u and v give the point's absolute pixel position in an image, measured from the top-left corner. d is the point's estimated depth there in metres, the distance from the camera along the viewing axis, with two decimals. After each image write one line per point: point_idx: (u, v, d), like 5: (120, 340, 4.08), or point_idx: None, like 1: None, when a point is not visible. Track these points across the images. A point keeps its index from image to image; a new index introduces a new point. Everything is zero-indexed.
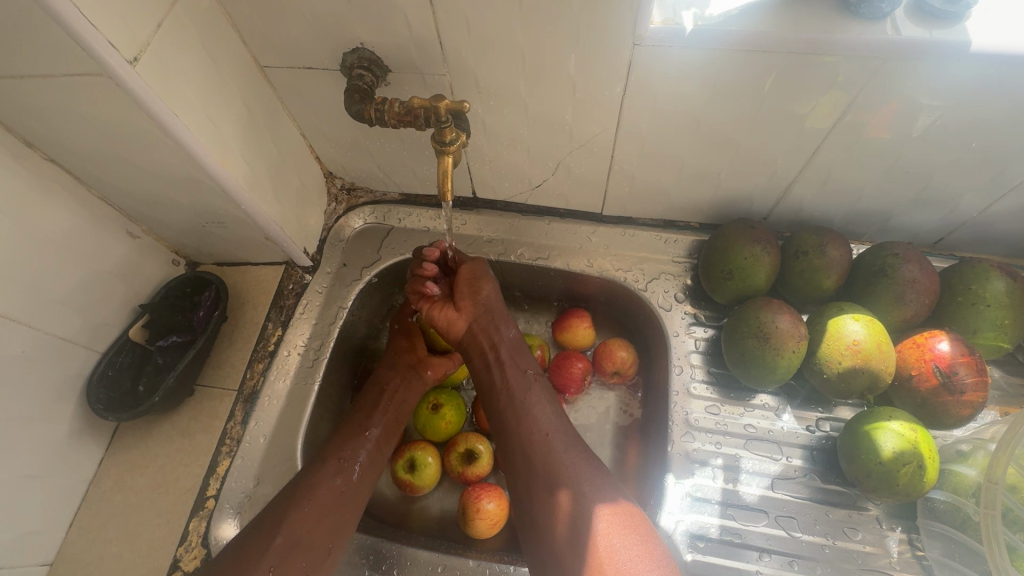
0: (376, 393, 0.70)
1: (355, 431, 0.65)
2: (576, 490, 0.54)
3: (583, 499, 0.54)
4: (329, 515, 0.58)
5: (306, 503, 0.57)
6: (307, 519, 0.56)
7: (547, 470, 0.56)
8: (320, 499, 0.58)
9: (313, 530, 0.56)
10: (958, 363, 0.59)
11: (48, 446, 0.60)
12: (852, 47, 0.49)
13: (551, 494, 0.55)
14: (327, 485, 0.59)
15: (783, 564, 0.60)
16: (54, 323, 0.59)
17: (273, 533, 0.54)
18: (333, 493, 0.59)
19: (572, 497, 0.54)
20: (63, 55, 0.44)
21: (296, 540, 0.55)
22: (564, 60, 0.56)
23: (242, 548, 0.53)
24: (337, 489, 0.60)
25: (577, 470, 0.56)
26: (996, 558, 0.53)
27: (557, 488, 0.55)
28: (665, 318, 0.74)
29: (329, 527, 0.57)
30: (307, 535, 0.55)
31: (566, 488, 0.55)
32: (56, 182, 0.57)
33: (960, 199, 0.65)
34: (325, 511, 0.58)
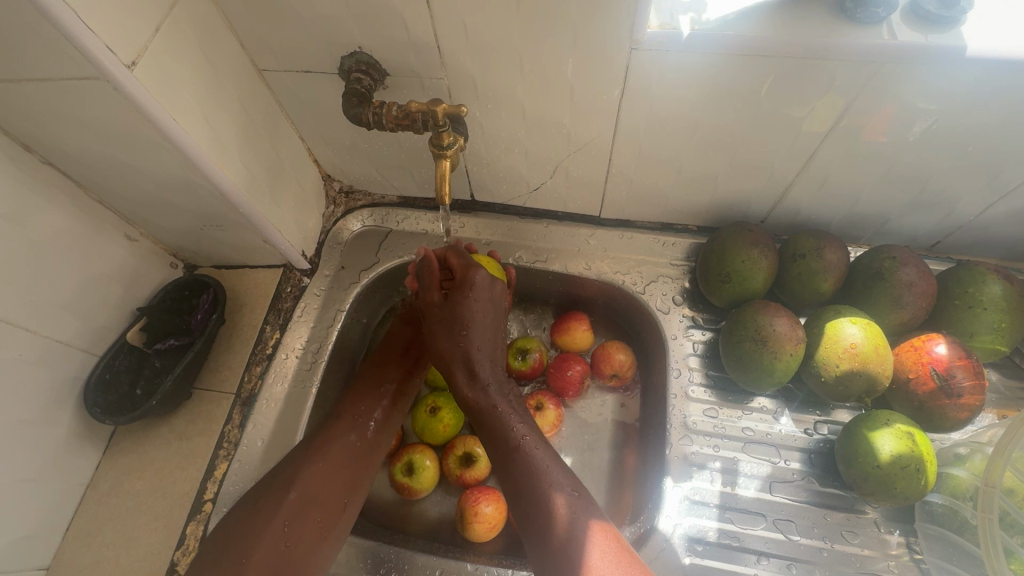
0: (386, 349, 0.71)
1: (369, 388, 0.67)
2: (572, 496, 0.54)
3: (580, 506, 0.54)
4: (345, 470, 0.60)
5: (320, 460, 0.59)
6: (319, 476, 0.58)
7: (539, 486, 0.55)
8: (335, 458, 0.60)
9: (327, 488, 0.59)
10: (956, 366, 0.59)
11: (45, 450, 0.60)
12: (849, 51, 0.50)
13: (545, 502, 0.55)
14: (340, 441, 0.61)
15: (780, 567, 0.60)
16: (51, 326, 0.59)
17: (285, 491, 0.56)
18: (348, 449, 0.62)
19: (569, 504, 0.54)
20: (60, 59, 0.44)
21: (310, 496, 0.57)
22: (562, 64, 0.56)
23: (257, 501, 0.56)
24: (351, 445, 0.62)
25: (573, 486, 0.56)
26: (993, 561, 0.53)
27: (553, 492, 0.55)
28: (663, 321, 0.74)
29: (343, 483, 0.60)
30: (317, 491, 0.58)
31: (563, 494, 0.54)
32: (53, 185, 0.57)
33: (957, 202, 0.65)
34: (338, 469, 0.60)
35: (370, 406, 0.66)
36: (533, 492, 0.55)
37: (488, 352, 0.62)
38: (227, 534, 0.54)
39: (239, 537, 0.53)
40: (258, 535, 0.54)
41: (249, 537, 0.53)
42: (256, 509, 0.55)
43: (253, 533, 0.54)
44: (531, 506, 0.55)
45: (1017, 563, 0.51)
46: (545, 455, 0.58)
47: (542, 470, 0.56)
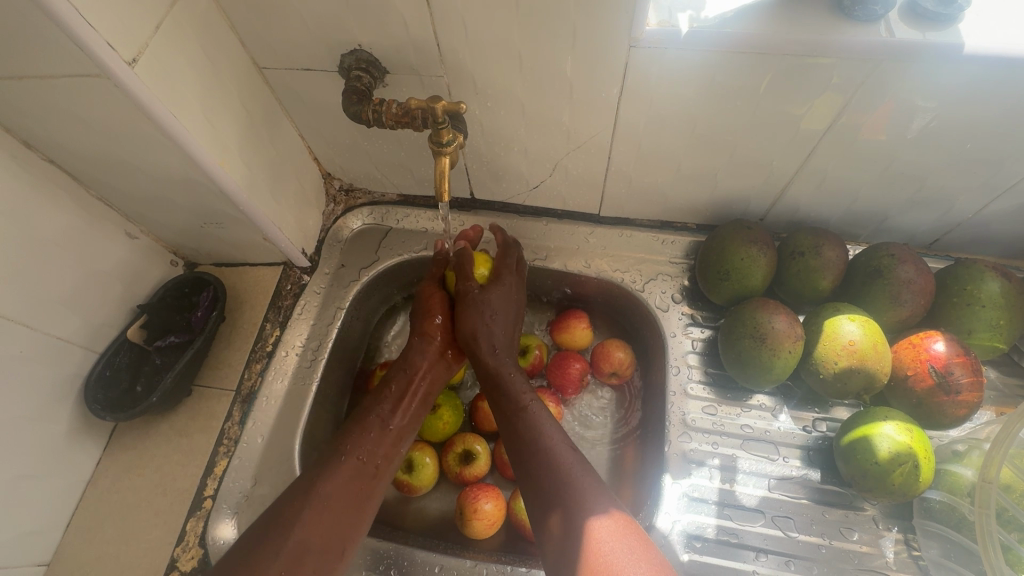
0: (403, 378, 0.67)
1: (377, 421, 0.63)
2: (568, 510, 0.53)
3: (576, 517, 0.52)
4: (347, 517, 0.56)
5: (320, 505, 0.54)
6: (319, 521, 0.54)
7: (551, 488, 0.55)
8: (334, 502, 0.55)
9: (325, 536, 0.54)
10: (953, 363, 0.60)
11: (46, 447, 0.60)
12: (847, 49, 0.50)
13: (547, 516, 0.54)
14: (343, 481, 0.57)
15: (779, 564, 0.60)
16: (52, 323, 0.60)
17: (282, 536, 0.52)
18: (349, 492, 0.57)
19: (564, 520, 0.53)
20: (61, 57, 0.44)
21: (308, 546, 0.52)
22: (561, 62, 0.56)
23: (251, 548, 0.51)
24: (354, 486, 0.57)
25: (581, 491, 0.54)
26: (990, 556, 0.53)
27: (552, 509, 0.54)
28: (662, 319, 0.74)
29: (341, 533, 0.55)
30: (316, 543, 0.53)
31: (560, 510, 0.53)
32: (54, 183, 0.58)
33: (955, 200, 0.65)
34: (338, 514, 0.55)
35: (372, 444, 0.61)
36: (547, 489, 0.55)
37: (508, 335, 0.68)
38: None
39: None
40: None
41: None
42: (251, 554, 0.50)
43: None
44: (538, 474, 0.57)
45: (1014, 558, 0.51)
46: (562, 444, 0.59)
47: (557, 458, 0.57)
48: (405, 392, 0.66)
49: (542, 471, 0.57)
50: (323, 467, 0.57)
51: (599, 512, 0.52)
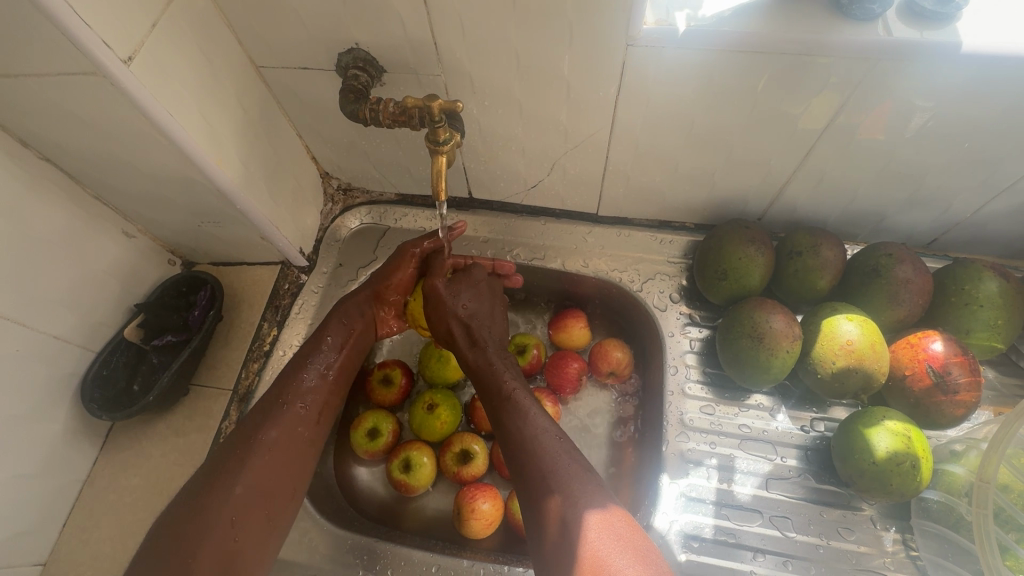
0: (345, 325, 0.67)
1: (314, 369, 0.63)
2: (568, 495, 0.52)
3: (575, 501, 0.52)
4: (292, 462, 0.58)
5: (265, 453, 0.56)
6: (265, 468, 0.56)
7: (548, 474, 0.54)
8: (277, 447, 0.57)
9: (272, 481, 0.56)
10: (951, 363, 0.59)
11: (43, 446, 0.60)
12: (844, 49, 0.50)
13: (545, 499, 0.53)
14: (287, 429, 0.59)
15: (777, 564, 0.60)
16: (48, 322, 0.59)
17: (230, 485, 0.54)
18: (294, 440, 0.59)
19: (564, 503, 0.52)
20: (57, 55, 0.44)
21: (256, 492, 0.54)
22: (558, 61, 0.56)
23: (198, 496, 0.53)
24: (292, 432, 0.59)
25: (569, 469, 0.54)
26: (988, 556, 0.53)
27: (550, 493, 0.53)
28: (660, 319, 0.74)
29: (290, 475, 0.58)
30: (264, 487, 0.55)
31: (559, 494, 0.53)
32: (51, 181, 0.58)
33: (954, 199, 0.65)
34: (285, 458, 0.57)
35: (316, 394, 0.62)
36: (544, 476, 0.54)
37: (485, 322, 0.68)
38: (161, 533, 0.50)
39: (181, 538, 0.50)
40: (204, 533, 0.50)
41: (188, 540, 0.50)
42: (199, 498, 0.53)
43: (194, 537, 0.50)
44: (525, 460, 0.56)
45: (1012, 559, 0.51)
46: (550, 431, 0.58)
47: (548, 444, 0.57)
48: (345, 341, 0.66)
49: (535, 458, 0.56)
50: (266, 416, 0.58)
51: (596, 504, 0.51)
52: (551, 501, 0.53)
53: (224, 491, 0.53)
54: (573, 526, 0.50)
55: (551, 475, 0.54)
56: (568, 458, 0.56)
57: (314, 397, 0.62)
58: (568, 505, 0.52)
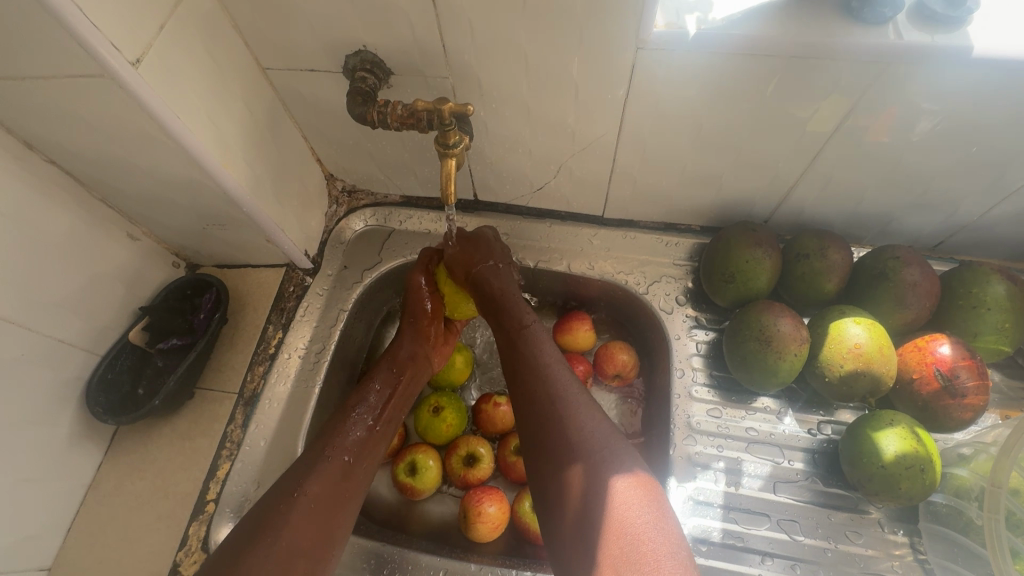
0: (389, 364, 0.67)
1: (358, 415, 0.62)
2: (590, 463, 0.50)
3: (597, 470, 0.50)
4: (334, 515, 0.54)
5: (308, 504, 0.53)
6: (306, 523, 0.52)
7: (569, 441, 0.52)
8: (320, 501, 0.54)
9: (314, 534, 0.52)
10: (960, 366, 0.59)
11: (47, 450, 0.59)
12: (854, 51, 0.50)
13: (564, 468, 0.51)
14: (329, 481, 0.55)
15: (785, 567, 0.60)
16: (53, 325, 0.59)
17: (271, 539, 0.49)
18: (337, 491, 0.55)
19: (586, 473, 0.50)
20: (65, 57, 0.43)
21: (297, 545, 0.50)
22: (566, 63, 0.56)
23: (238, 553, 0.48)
24: (336, 485, 0.56)
25: (594, 445, 0.51)
26: (999, 561, 0.53)
27: (571, 461, 0.51)
28: (667, 321, 0.74)
29: (332, 530, 0.53)
30: (307, 541, 0.51)
31: (581, 463, 0.51)
32: (56, 183, 0.57)
33: (960, 203, 0.65)
34: (327, 511, 0.54)
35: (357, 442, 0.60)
36: (564, 443, 0.52)
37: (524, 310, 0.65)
38: None
39: None
40: None
41: None
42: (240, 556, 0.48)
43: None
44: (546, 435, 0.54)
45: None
46: (575, 399, 0.55)
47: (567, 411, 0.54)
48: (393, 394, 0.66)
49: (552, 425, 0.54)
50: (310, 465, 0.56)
51: (620, 472, 0.49)
52: (569, 473, 0.51)
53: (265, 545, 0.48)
54: (596, 497, 0.48)
55: (563, 448, 0.52)
56: (594, 430, 0.52)
57: (358, 449, 0.59)
58: (589, 477, 0.49)
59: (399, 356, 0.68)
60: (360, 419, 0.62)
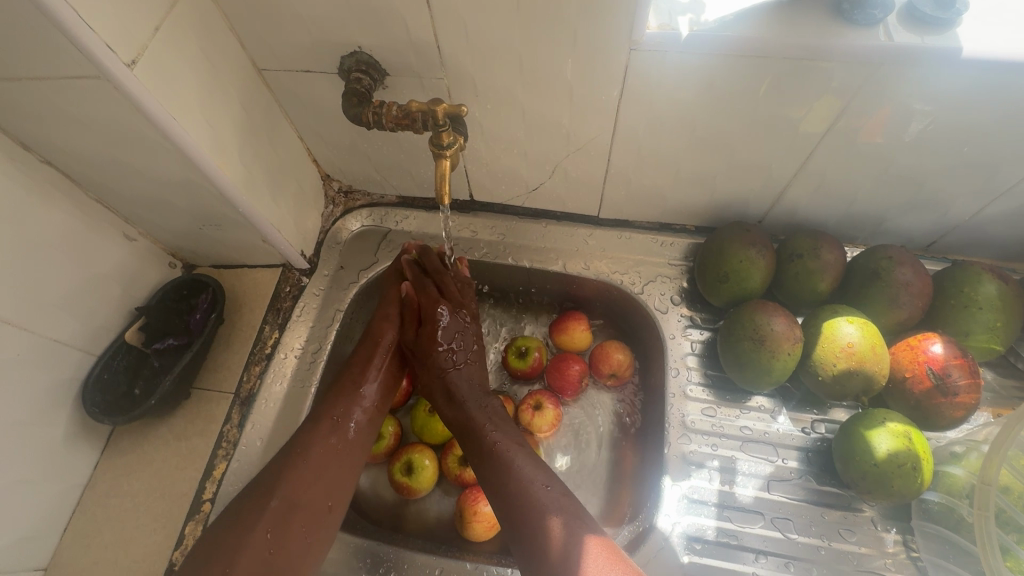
0: (371, 345, 0.69)
1: (348, 386, 0.66)
2: (567, 517, 0.54)
3: (575, 527, 0.54)
4: (329, 474, 0.60)
5: (302, 467, 0.59)
6: (302, 483, 0.58)
7: (543, 498, 0.56)
8: (314, 463, 0.59)
9: (311, 492, 0.58)
10: (951, 365, 0.60)
11: (44, 450, 0.60)
12: (846, 54, 0.50)
13: (542, 521, 0.55)
14: (321, 445, 0.60)
15: (779, 565, 0.60)
16: (50, 326, 0.59)
17: (267, 499, 0.56)
18: (329, 452, 0.61)
19: (564, 525, 0.54)
20: (61, 59, 0.44)
21: (292, 502, 0.57)
22: (561, 64, 0.56)
23: (240, 512, 0.56)
24: (328, 447, 0.61)
25: (566, 500, 0.56)
26: (989, 558, 0.53)
27: (548, 514, 0.55)
28: (662, 321, 0.75)
29: (327, 487, 0.59)
30: (303, 499, 0.57)
31: (559, 515, 0.55)
32: (52, 184, 0.57)
33: (952, 203, 0.65)
34: (322, 471, 0.59)
35: (347, 408, 0.64)
36: (536, 503, 0.56)
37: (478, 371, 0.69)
38: (204, 548, 0.54)
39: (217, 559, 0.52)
40: (242, 543, 0.53)
41: (227, 552, 0.53)
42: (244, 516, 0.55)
43: (233, 546, 0.53)
44: (513, 496, 0.57)
45: (1012, 560, 0.51)
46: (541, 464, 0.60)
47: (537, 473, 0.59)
48: (374, 357, 0.69)
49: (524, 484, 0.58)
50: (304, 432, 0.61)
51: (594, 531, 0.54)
52: (549, 524, 0.54)
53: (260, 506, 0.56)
54: (576, 551, 0.52)
55: (538, 505, 0.56)
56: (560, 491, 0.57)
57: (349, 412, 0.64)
58: (568, 529, 0.53)
59: (384, 341, 0.70)
60: (349, 387, 0.66)
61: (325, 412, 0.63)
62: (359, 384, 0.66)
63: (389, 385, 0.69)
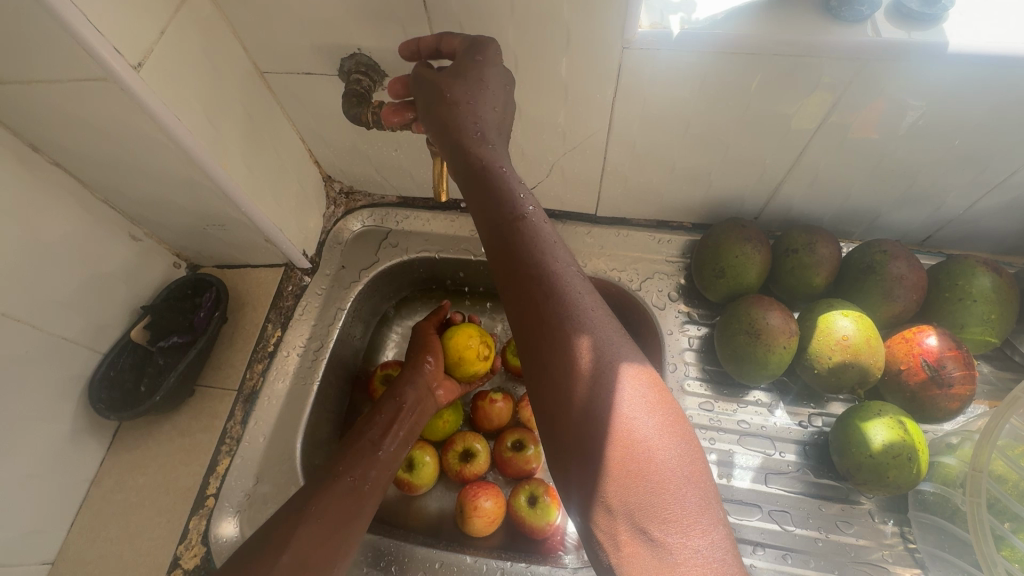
0: (393, 405, 0.69)
1: (365, 445, 0.64)
2: (602, 341, 0.43)
3: (608, 346, 0.43)
4: (337, 534, 0.55)
5: (314, 519, 0.55)
6: (313, 538, 0.53)
7: (569, 307, 0.44)
8: (326, 517, 0.55)
9: (320, 548, 0.53)
10: (946, 357, 0.60)
11: (51, 445, 0.61)
12: (835, 50, 0.51)
13: (567, 339, 0.43)
14: (334, 501, 0.57)
15: (776, 557, 0.61)
16: (58, 323, 0.60)
17: (279, 551, 0.51)
18: (342, 509, 0.57)
19: (595, 346, 0.42)
20: (70, 61, 0.45)
21: (303, 561, 0.52)
22: (556, 63, 0.57)
23: (253, 552, 0.51)
24: (342, 505, 0.58)
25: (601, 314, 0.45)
26: (982, 542, 0.54)
27: (577, 331, 0.43)
28: (659, 317, 0.75)
29: (334, 547, 0.55)
30: (313, 554, 0.53)
31: (590, 336, 0.43)
32: (61, 185, 0.59)
33: (946, 197, 0.66)
34: (332, 527, 0.55)
35: (365, 467, 0.62)
36: (553, 294, 0.45)
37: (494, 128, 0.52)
38: None
39: None
40: None
41: None
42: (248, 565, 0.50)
43: None
44: (530, 281, 0.45)
45: (1009, 550, 0.51)
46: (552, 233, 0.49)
47: (554, 248, 0.47)
48: (394, 419, 0.68)
49: (529, 253, 0.46)
50: (317, 487, 0.58)
51: (634, 359, 0.43)
52: (578, 342, 0.43)
53: (271, 558, 0.50)
54: (606, 386, 0.41)
55: (566, 313, 0.44)
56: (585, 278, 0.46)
57: (364, 470, 0.62)
58: (601, 352, 0.42)
59: (407, 402, 0.69)
60: (367, 444, 0.65)
61: (341, 470, 0.60)
62: (377, 446, 0.65)
63: (403, 446, 0.67)
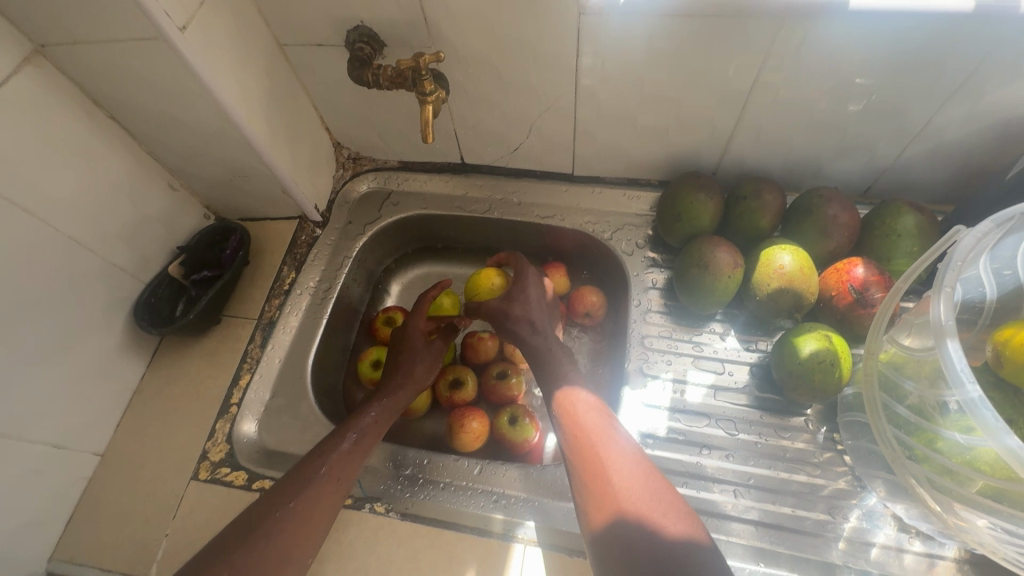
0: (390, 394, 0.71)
1: (343, 433, 0.64)
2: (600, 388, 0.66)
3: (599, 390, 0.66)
4: (311, 525, 0.56)
5: (291, 508, 0.56)
6: (287, 529, 0.54)
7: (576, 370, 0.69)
8: (302, 510, 0.56)
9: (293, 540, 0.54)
10: (870, 282, 0.68)
11: (102, 355, 0.72)
12: (760, 10, 0.60)
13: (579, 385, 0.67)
14: (314, 492, 0.58)
15: (721, 457, 0.69)
16: (110, 253, 0.72)
17: (253, 541, 0.52)
18: (320, 501, 0.58)
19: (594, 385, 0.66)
20: (129, 23, 0.56)
21: (277, 552, 0.53)
22: (527, 30, 0.67)
23: (242, 525, 0.54)
24: (320, 495, 0.58)
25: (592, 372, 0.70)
26: (876, 420, 0.60)
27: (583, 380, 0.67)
28: (628, 261, 0.85)
29: (308, 537, 0.56)
30: (285, 545, 0.54)
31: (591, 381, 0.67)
32: (115, 136, 0.70)
33: (876, 146, 0.75)
34: (308, 518, 0.56)
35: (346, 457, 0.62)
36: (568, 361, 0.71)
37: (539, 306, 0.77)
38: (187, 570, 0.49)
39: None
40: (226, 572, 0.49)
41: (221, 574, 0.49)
42: (223, 547, 0.52)
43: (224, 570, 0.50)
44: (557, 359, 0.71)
45: (892, 416, 0.58)
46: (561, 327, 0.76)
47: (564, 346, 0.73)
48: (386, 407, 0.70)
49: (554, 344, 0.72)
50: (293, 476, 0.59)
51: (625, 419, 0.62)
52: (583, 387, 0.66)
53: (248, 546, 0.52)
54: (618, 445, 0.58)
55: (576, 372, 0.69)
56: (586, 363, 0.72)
57: (348, 460, 0.62)
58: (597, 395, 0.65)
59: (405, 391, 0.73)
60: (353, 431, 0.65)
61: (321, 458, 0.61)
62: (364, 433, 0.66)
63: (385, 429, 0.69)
